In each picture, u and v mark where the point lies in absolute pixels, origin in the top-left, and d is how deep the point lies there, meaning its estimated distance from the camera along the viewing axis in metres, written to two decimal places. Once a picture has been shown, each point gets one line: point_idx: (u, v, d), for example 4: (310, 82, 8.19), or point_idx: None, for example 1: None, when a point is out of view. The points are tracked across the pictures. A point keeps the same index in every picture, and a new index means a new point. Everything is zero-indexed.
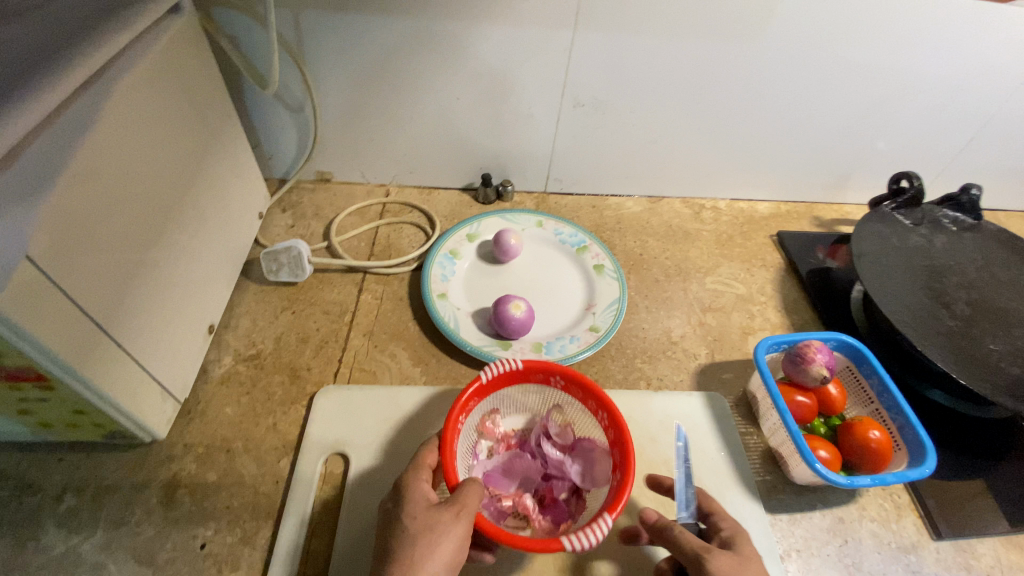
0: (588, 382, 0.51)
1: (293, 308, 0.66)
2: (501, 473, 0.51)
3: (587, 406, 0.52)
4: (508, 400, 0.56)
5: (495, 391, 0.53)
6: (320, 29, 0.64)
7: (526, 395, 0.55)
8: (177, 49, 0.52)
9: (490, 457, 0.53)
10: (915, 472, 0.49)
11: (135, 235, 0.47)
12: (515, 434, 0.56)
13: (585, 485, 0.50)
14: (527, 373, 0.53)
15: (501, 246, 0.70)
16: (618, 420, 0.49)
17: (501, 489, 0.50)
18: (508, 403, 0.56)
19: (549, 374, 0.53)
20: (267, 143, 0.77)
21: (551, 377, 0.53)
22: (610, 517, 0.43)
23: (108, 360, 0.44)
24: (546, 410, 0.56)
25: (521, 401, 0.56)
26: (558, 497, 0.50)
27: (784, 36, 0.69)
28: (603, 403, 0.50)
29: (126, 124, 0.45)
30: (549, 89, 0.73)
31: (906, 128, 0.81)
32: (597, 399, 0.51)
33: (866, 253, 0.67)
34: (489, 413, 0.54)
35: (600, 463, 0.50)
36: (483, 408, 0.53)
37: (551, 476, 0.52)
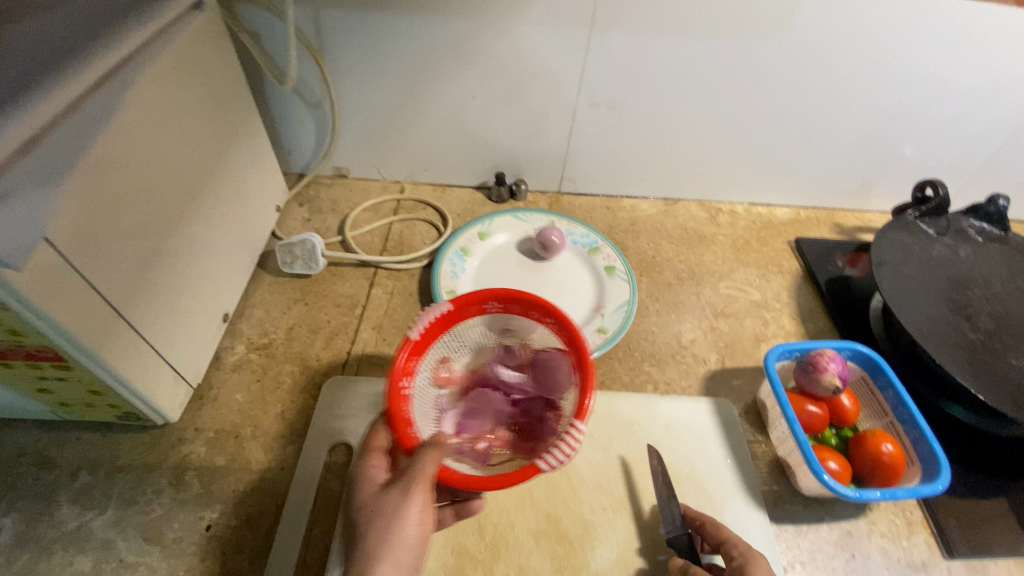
0: (522, 293, 0.46)
1: (306, 300, 0.67)
2: (473, 417, 0.46)
3: (528, 317, 0.47)
4: (457, 343, 0.48)
5: (439, 340, 0.46)
6: (340, 26, 0.65)
7: (473, 332, 0.49)
8: (199, 44, 0.54)
9: (454, 402, 0.47)
10: (927, 488, 0.48)
11: (153, 223, 0.48)
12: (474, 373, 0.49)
13: (553, 397, 0.46)
14: (462, 310, 0.47)
15: (544, 242, 0.71)
16: (565, 317, 0.45)
17: (476, 432, 0.46)
18: (456, 345, 0.48)
19: (482, 299, 0.47)
20: (287, 138, 0.78)
21: (484, 303, 0.47)
22: (582, 424, 0.40)
23: (123, 343, 0.45)
24: (493, 339, 0.50)
25: (468, 338, 0.49)
26: (534, 417, 0.46)
27: (807, 37, 0.67)
28: (546, 308, 0.46)
29: (146, 115, 0.47)
30: (565, 89, 0.72)
31: (935, 134, 0.79)
32: (535, 307, 0.46)
33: (886, 262, 0.66)
34: (440, 363, 0.47)
35: (558, 368, 0.45)
36: (431, 362, 0.46)
37: (521, 399, 0.47)
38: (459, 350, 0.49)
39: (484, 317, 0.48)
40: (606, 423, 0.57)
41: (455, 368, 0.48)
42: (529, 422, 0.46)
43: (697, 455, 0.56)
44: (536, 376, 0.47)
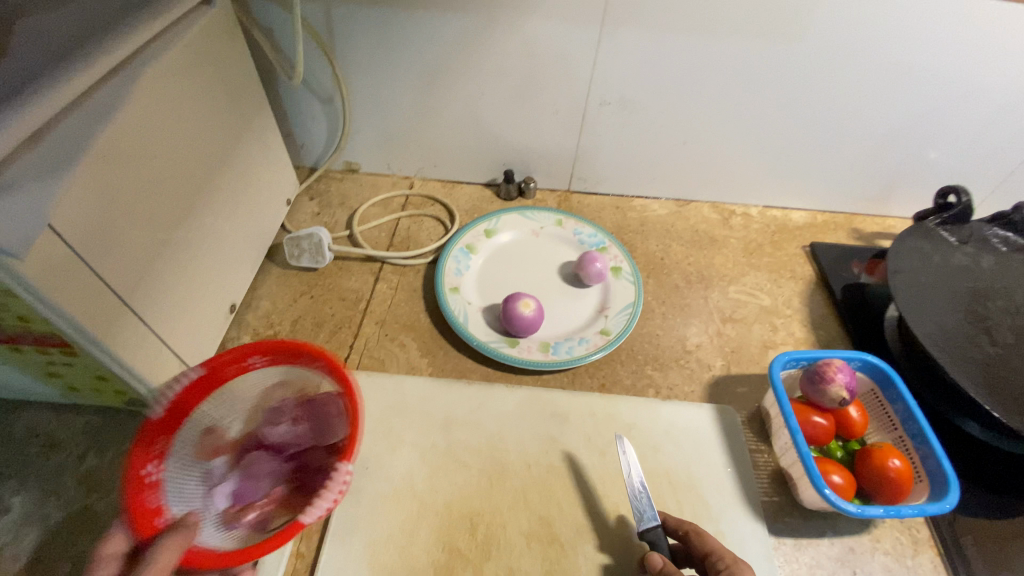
0: (285, 342, 0.45)
1: (312, 293, 0.68)
2: (245, 484, 0.44)
3: (297, 363, 0.46)
4: (224, 406, 0.45)
5: (200, 409, 0.43)
6: (350, 21, 0.66)
7: (241, 390, 0.46)
8: (209, 38, 0.54)
9: (228, 471, 0.44)
10: (933, 507, 0.46)
11: (160, 214, 0.49)
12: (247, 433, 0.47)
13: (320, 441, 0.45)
14: (220, 371, 0.44)
15: (588, 270, 0.67)
16: (334, 361, 0.44)
17: (249, 499, 0.43)
18: (226, 411, 0.45)
19: (240, 356, 0.44)
20: (298, 132, 0.79)
21: (245, 359, 0.45)
22: (345, 466, 0.39)
23: (128, 331, 0.46)
24: (263, 398, 0.47)
25: (237, 402, 0.46)
26: (312, 468, 0.45)
27: (826, 35, 0.65)
28: (306, 352, 0.44)
29: (155, 108, 0.47)
30: (574, 87, 0.72)
31: (961, 138, 0.76)
32: (294, 349, 0.45)
33: (902, 270, 0.63)
34: (205, 434, 0.44)
35: (331, 413, 0.45)
36: (190, 435, 0.43)
37: (295, 453, 0.46)
38: (233, 416, 0.46)
39: (253, 372, 0.46)
40: (605, 427, 0.57)
41: (229, 435, 0.45)
42: (309, 475, 0.44)
43: (697, 462, 0.55)
44: (314, 423, 0.45)
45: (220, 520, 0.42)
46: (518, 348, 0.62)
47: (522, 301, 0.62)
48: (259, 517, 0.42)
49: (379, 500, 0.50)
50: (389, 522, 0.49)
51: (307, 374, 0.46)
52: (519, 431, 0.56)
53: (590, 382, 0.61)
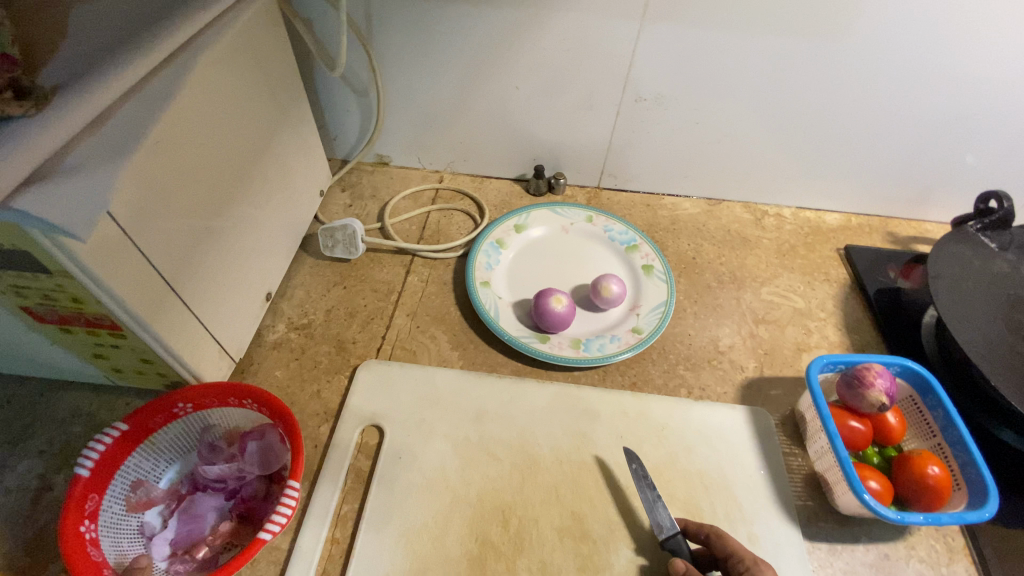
0: (203, 386, 0.50)
1: (344, 283, 0.68)
2: (186, 527, 0.48)
3: (228, 405, 0.52)
4: (153, 458, 0.51)
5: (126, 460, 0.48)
6: (388, 13, 0.66)
7: (171, 436, 0.51)
8: (254, 29, 0.55)
9: (170, 518, 0.49)
10: (974, 515, 0.45)
11: (205, 202, 0.50)
12: (187, 480, 0.51)
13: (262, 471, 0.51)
14: (144, 422, 0.49)
15: (603, 295, 0.64)
16: (262, 395, 0.50)
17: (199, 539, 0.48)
18: (152, 463, 0.51)
19: (169, 404, 0.49)
20: (332, 124, 0.80)
21: (172, 407, 0.50)
22: (293, 484, 0.45)
23: (173, 315, 0.47)
24: (193, 444, 0.53)
25: (167, 453, 0.52)
26: (258, 498, 0.50)
27: (872, 34, 0.64)
28: (238, 391, 0.51)
29: (203, 97, 0.48)
30: (611, 82, 0.71)
31: (1006, 141, 0.74)
32: (227, 392, 0.51)
33: (943, 275, 0.62)
34: (134, 487, 0.48)
35: (268, 442, 0.51)
36: (118, 490, 0.47)
37: (234, 488, 0.50)
38: (161, 467, 0.51)
39: (179, 419, 0.51)
40: (637, 425, 0.57)
41: (156, 486, 0.50)
42: (255, 505, 0.49)
43: (729, 463, 0.55)
44: (251, 458, 0.50)
45: (175, 562, 0.46)
46: (549, 344, 0.62)
47: (555, 296, 0.62)
48: (213, 552, 0.47)
49: (413, 490, 0.51)
50: (422, 511, 0.49)
51: (244, 412, 0.52)
52: (551, 426, 0.56)
53: (621, 380, 0.61)
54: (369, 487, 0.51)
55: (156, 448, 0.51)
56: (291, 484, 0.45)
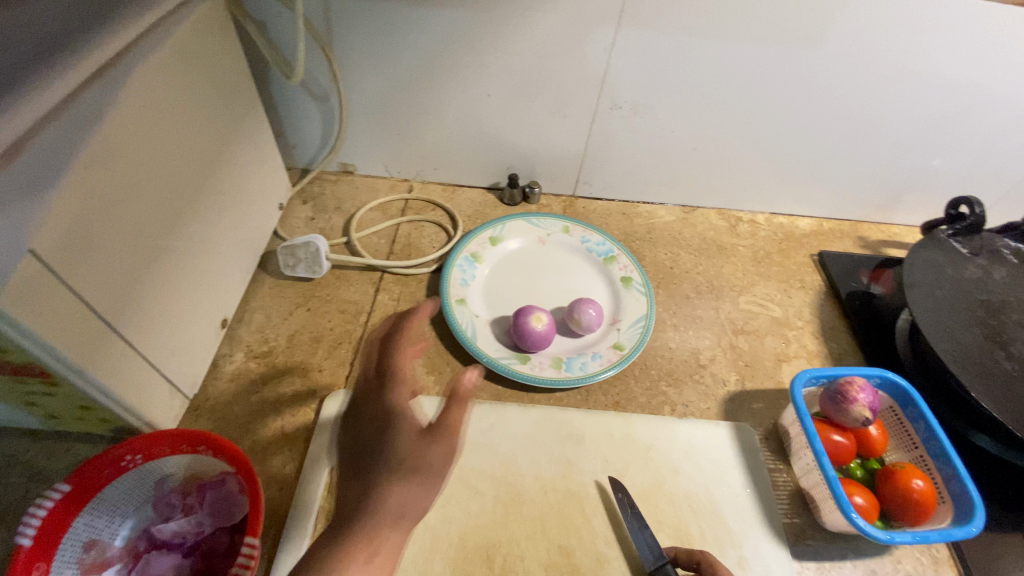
0: (151, 434, 0.45)
1: (309, 305, 0.64)
2: None
3: (183, 452, 0.47)
4: (105, 515, 0.46)
5: (72, 522, 0.43)
6: (349, 16, 0.61)
7: (125, 491, 0.47)
8: (198, 35, 0.50)
9: None
10: (960, 531, 0.45)
11: (146, 228, 0.45)
12: (144, 536, 0.47)
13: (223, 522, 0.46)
14: (91, 479, 0.44)
15: (580, 305, 0.62)
16: (217, 440, 0.46)
17: None
18: (105, 520, 0.46)
19: (116, 458, 0.45)
20: (291, 132, 0.75)
21: (120, 460, 0.45)
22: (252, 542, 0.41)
23: (114, 357, 0.43)
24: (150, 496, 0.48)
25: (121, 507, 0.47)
26: (219, 551, 0.46)
27: (845, 44, 0.64)
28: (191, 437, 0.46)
29: (140, 114, 0.43)
30: (586, 89, 0.69)
31: (968, 147, 0.76)
32: (181, 439, 0.46)
33: (917, 284, 0.63)
34: (86, 549, 0.44)
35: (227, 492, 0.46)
36: (68, 555, 0.43)
37: (194, 543, 0.46)
38: (115, 524, 0.46)
39: (130, 472, 0.46)
40: (622, 448, 0.55)
41: (110, 545, 0.45)
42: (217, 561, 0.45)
43: (716, 484, 0.54)
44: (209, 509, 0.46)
45: None
46: (530, 364, 0.59)
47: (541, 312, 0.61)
48: None
49: None
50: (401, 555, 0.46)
51: (202, 458, 0.48)
52: (534, 453, 0.54)
53: (604, 400, 0.59)
54: None
55: (109, 504, 0.46)
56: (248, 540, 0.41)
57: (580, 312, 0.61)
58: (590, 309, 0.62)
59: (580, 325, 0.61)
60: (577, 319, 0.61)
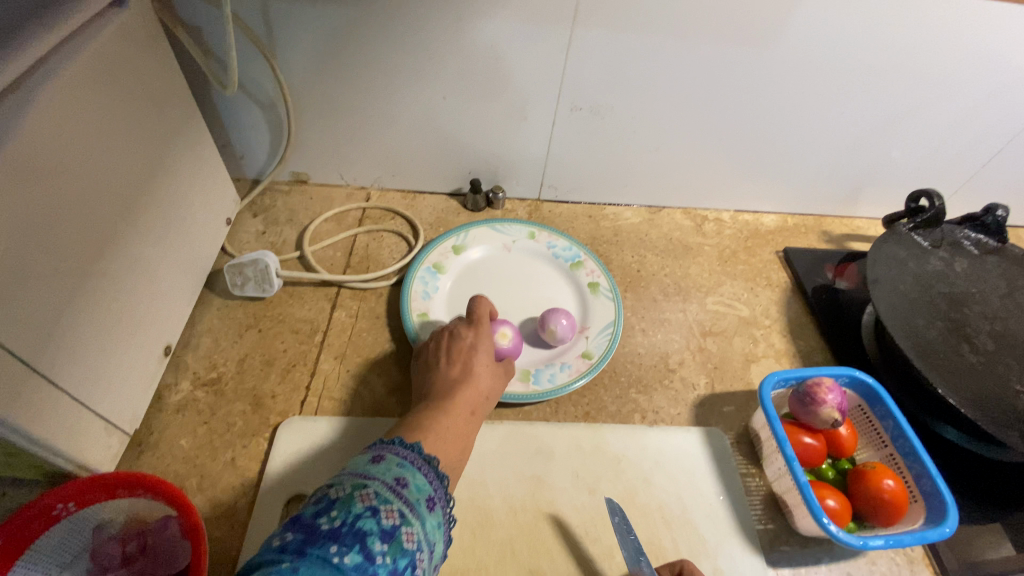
0: (80, 481, 0.41)
1: (260, 326, 0.60)
2: None
3: (120, 496, 0.44)
4: (39, 568, 0.42)
5: None
6: (292, 20, 0.58)
7: (58, 542, 0.43)
8: (121, 44, 0.46)
9: None
10: (934, 533, 0.45)
11: (66, 256, 0.41)
12: None
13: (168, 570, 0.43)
14: (17, 532, 0.40)
15: (550, 320, 0.60)
16: (154, 483, 0.42)
17: None
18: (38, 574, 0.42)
19: (44, 509, 0.41)
20: (238, 143, 0.71)
21: (52, 508, 0.41)
22: None
23: (35, 400, 0.39)
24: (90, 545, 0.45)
25: (57, 558, 0.44)
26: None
27: (801, 40, 0.63)
28: (125, 480, 0.42)
29: (53, 133, 0.40)
30: (546, 91, 0.67)
31: (925, 140, 0.77)
32: (115, 483, 0.43)
33: (881, 280, 0.63)
34: None
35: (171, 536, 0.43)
36: None
37: None
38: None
39: (63, 522, 0.43)
40: (593, 461, 0.53)
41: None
42: None
43: (688, 494, 0.53)
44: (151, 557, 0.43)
45: None
46: None
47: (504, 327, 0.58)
48: None
49: None
50: None
51: (143, 501, 0.44)
52: (502, 472, 0.52)
53: (574, 411, 0.58)
54: None
55: (40, 558, 0.42)
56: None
57: (551, 326, 0.59)
58: (561, 319, 0.60)
59: (553, 339, 0.59)
60: (549, 333, 0.59)
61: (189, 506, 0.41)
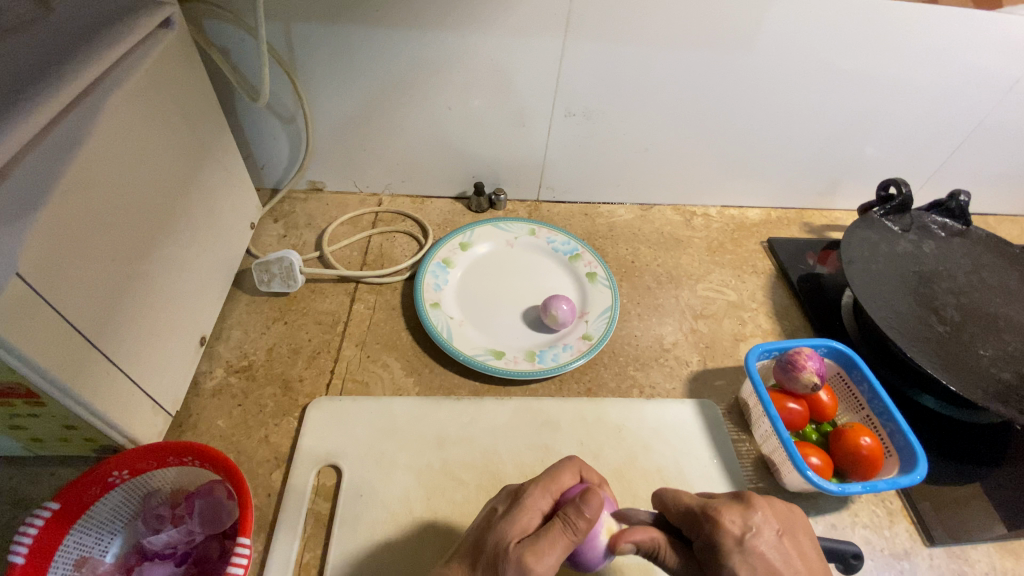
0: (135, 450, 0.46)
1: (286, 319, 0.66)
2: None
3: (168, 465, 0.49)
4: (94, 533, 0.47)
5: (64, 540, 0.44)
6: (312, 41, 0.65)
7: (110, 508, 0.47)
8: (165, 64, 0.52)
9: None
10: (906, 479, 0.50)
11: (125, 249, 0.46)
12: (135, 551, 0.48)
13: (213, 528, 0.48)
14: (79, 496, 0.44)
15: (552, 305, 0.65)
16: (201, 450, 0.47)
17: None
18: (94, 538, 0.47)
19: (103, 476, 0.45)
20: (259, 153, 0.77)
21: (107, 476, 0.46)
22: (244, 541, 0.42)
23: (99, 375, 0.43)
24: (137, 513, 0.50)
25: (109, 524, 0.48)
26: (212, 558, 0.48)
27: (773, 46, 0.70)
28: (176, 449, 0.47)
29: (114, 139, 0.45)
30: (543, 98, 0.73)
31: (894, 135, 0.83)
32: (165, 452, 0.48)
33: (855, 260, 0.68)
34: (78, 565, 0.45)
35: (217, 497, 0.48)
36: (59, 571, 0.43)
37: (185, 553, 0.48)
38: (105, 541, 0.48)
39: (116, 489, 0.47)
40: (595, 431, 0.58)
41: (101, 561, 0.47)
42: (210, 565, 0.47)
43: (685, 457, 0.57)
44: (199, 518, 0.48)
45: None
46: (505, 359, 0.62)
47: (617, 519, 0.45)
48: None
49: (379, 527, 0.49)
50: (391, 549, 0.48)
51: (189, 469, 0.49)
52: (513, 442, 0.56)
53: (577, 387, 0.63)
54: (332, 531, 0.49)
55: (93, 524, 0.46)
56: (240, 540, 0.42)
57: (553, 311, 0.64)
58: (563, 304, 0.65)
59: (556, 323, 0.65)
60: (552, 318, 0.64)
61: (235, 466, 0.46)
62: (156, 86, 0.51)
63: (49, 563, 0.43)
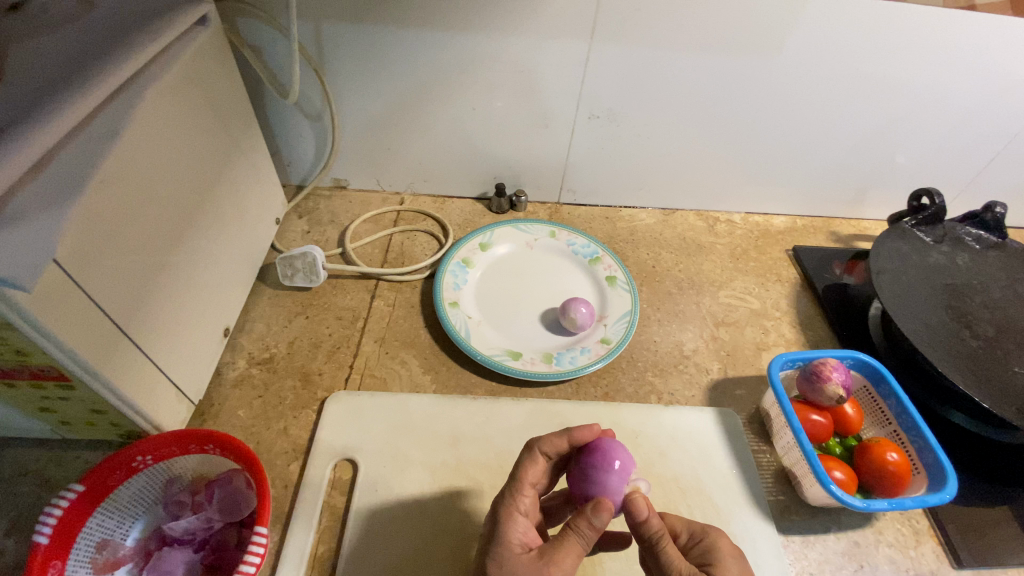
0: (161, 436, 0.47)
1: (307, 313, 0.67)
2: None
3: (190, 452, 0.50)
4: (116, 517, 0.48)
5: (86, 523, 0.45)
6: (340, 41, 0.66)
7: (132, 493, 0.48)
8: (199, 60, 0.53)
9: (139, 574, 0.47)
10: (935, 497, 0.48)
11: (157, 239, 0.48)
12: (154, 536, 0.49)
13: (230, 516, 0.49)
14: (103, 480, 0.46)
15: (570, 308, 0.64)
16: (223, 439, 0.48)
17: None
18: (116, 521, 0.48)
19: (126, 461, 0.47)
20: (286, 150, 0.78)
21: (131, 461, 0.47)
22: (261, 530, 0.43)
23: (128, 361, 0.45)
24: (158, 499, 0.51)
25: (131, 509, 0.49)
26: (229, 546, 0.49)
27: (802, 50, 0.68)
28: (198, 437, 0.48)
29: (150, 132, 0.46)
30: (566, 100, 0.73)
31: (928, 144, 0.81)
32: (189, 440, 0.49)
33: (884, 271, 0.67)
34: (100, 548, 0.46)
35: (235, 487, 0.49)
36: (82, 554, 0.45)
37: (203, 539, 0.49)
38: (126, 525, 0.48)
39: (139, 474, 0.48)
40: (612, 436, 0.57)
41: (122, 545, 0.48)
42: (227, 554, 0.48)
43: (703, 465, 0.56)
44: (217, 505, 0.49)
45: None
46: (522, 360, 0.62)
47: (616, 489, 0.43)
48: None
49: (394, 523, 0.49)
50: (404, 545, 0.48)
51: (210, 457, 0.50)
52: None
53: (594, 391, 0.62)
54: (346, 525, 0.49)
55: (114, 509, 0.47)
56: (257, 529, 0.43)
57: (571, 315, 0.64)
58: (582, 307, 0.65)
59: (574, 326, 0.64)
60: (570, 321, 0.64)
61: (254, 455, 0.47)
62: (190, 80, 0.52)
63: (71, 546, 0.44)
